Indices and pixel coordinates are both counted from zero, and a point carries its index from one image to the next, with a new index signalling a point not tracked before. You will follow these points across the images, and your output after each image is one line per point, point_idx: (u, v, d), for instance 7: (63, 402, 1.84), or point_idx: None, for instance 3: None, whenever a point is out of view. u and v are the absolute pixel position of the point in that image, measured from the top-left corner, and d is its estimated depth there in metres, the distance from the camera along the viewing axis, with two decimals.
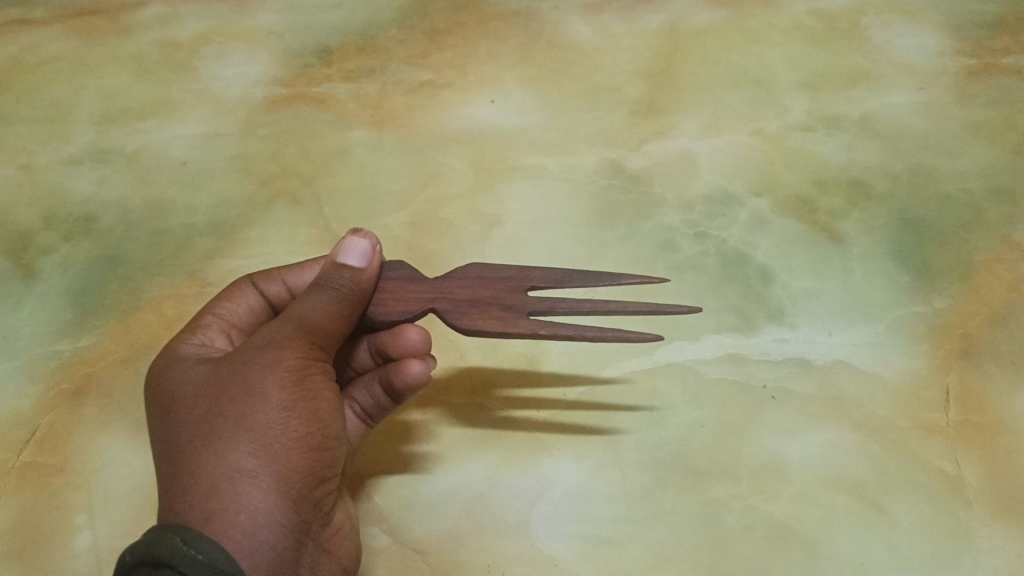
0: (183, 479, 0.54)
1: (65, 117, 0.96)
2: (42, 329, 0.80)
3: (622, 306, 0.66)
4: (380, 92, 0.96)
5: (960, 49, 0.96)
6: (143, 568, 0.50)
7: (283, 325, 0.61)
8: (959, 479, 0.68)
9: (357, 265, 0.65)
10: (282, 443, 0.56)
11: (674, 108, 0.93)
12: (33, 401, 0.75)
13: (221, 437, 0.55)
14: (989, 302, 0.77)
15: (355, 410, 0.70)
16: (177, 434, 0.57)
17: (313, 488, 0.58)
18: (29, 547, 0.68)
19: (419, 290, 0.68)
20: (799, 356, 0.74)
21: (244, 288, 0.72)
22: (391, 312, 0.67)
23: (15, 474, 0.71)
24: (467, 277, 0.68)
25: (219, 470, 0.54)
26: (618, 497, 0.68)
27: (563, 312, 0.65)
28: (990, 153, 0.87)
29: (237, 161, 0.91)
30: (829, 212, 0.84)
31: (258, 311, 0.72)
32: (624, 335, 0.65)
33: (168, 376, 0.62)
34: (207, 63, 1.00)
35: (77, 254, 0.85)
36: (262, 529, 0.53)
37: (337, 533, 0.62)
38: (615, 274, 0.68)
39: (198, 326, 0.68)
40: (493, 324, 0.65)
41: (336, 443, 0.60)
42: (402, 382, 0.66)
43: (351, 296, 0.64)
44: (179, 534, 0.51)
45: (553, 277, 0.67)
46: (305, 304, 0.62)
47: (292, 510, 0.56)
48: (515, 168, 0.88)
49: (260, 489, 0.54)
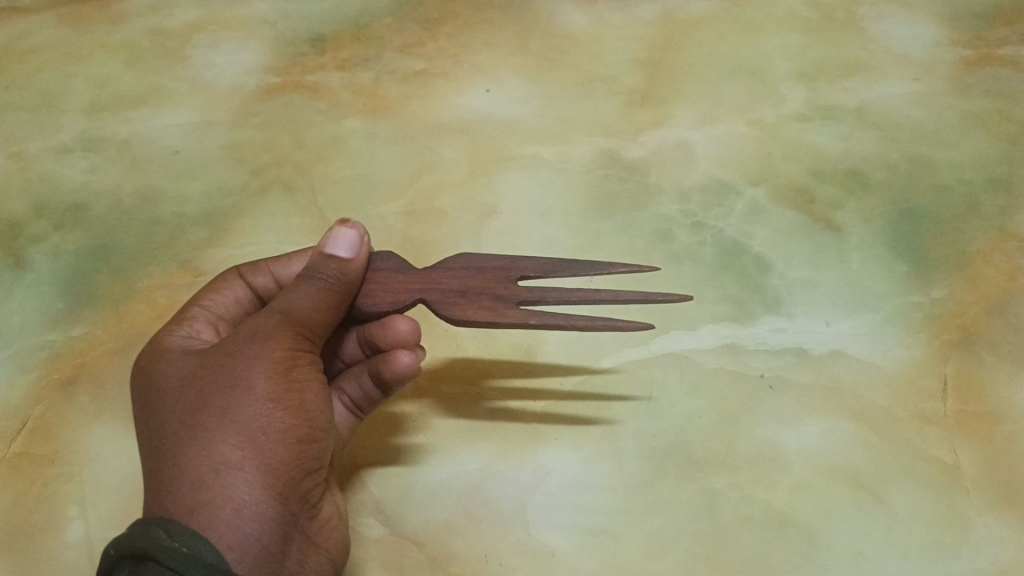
0: (169, 470, 0.54)
1: (55, 106, 0.95)
2: (33, 319, 0.79)
3: (612, 296, 0.66)
4: (375, 81, 0.95)
5: (956, 40, 0.96)
6: (127, 562, 0.50)
7: (270, 316, 0.61)
8: (957, 468, 0.68)
9: (345, 255, 0.65)
10: (268, 435, 0.55)
11: (671, 98, 0.92)
12: (23, 391, 0.74)
13: (206, 428, 0.55)
14: (986, 292, 0.76)
15: (344, 402, 0.70)
16: (163, 426, 0.56)
17: (300, 480, 0.57)
18: (20, 538, 0.67)
19: (409, 281, 0.67)
20: (797, 345, 0.74)
21: (231, 279, 0.71)
22: (380, 303, 0.66)
23: (6, 464, 0.71)
24: (456, 268, 0.67)
25: (204, 462, 0.53)
26: (616, 486, 0.68)
27: (552, 302, 0.65)
28: (987, 143, 0.87)
29: (230, 150, 0.90)
30: (827, 202, 0.83)
31: (245, 302, 0.71)
32: (616, 325, 0.64)
33: (155, 368, 0.61)
34: (199, 52, 0.99)
35: (69, 243, 0.84)
36: (249, 521, 0.52)
37: (326, 526, 0.61)
38: (605, 264, 0.68)
39: (184, 318, 0.68)
40: (482, 314, 0.64)
41: (324, 434, 0.60)
42: (391, 373, 0.66)
43: (339, 287, 0.64)
44: (162, 526, 0.50)
45: (544, 267, 0.67)
46: (293, 295, 0.62)
47: (279, 502, 0.55)
48: (511, 158, 0.88)
49: (246, 481, 0.53)
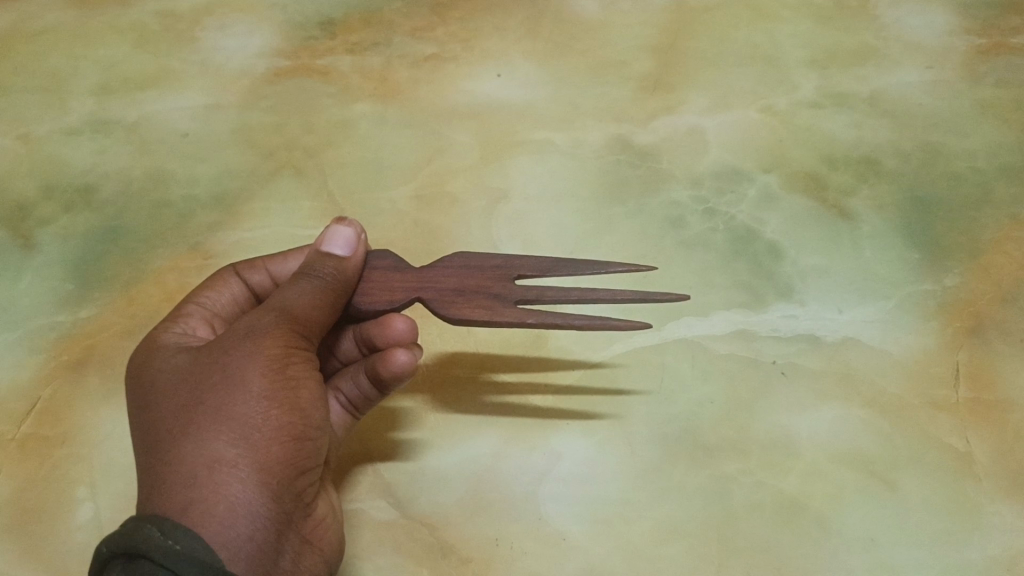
0: (162, 469, 0.53)
1: (63, 87, 0.95)
2: (42, 300, 0.79)
3: (609, 295, 0.65)
4: (384, 66, 0.94)
5: (969, 28, 0.95)
6: (120, 560, 0.49)
7: (266, 314, 0.60)
8: (969, 456, 0.67)
9: (342, 254, 0.65)
10: (263, 432, 0.55)
11: (683, 84, 0.92)
12: (33, 372, 0.74)
13: (200, 426, 0.54)
14: (999, 280, 0.76)
15: (340, 400, 0.69)
16: (156, 423, 0.56)
17: (294, 478, 0.57)
18: (29, 519, 0.67)
19: (407, 279, 0.67)
20: (808, 332, 0.74)
21: (228, 277, 0.70)
22: (377, 302, 0.66)
23: (15, 445, 0.70)
24: (454, 267, 0.67)
25: (197, 460, 0.53)
26: (627, 471, 0.68)
27: (550, 300, 0.64)
28: (1000, 132, 0.87)
29: (239, 133, 0.89)
30: (839, 189, 0.83)
31: (242, 301, 0.70)
32: (612, 324, 0.63)
33: (149, 365, 0.61)
34: (208, 35, 0.99)
35: (78, 225, 0.84)
36: (242, 520, 0.52)
37: (320, 526, 0.60)
38: (603, 263, 0.67)
39: (179, 315, 0.66)
40: (480, 313, 0.64)
41: (318, 433, 0.59)
42: (388, 372, 0.65)
43: (336, 284, 0.63)
44: (155, 524, 0.50)
45: (542, 266, 0.66)
46: (289, 292, 0.62)
47: (273, 501, 0.54)
48: (521, 143, 0.87)
49: (240, 479, 0.53)
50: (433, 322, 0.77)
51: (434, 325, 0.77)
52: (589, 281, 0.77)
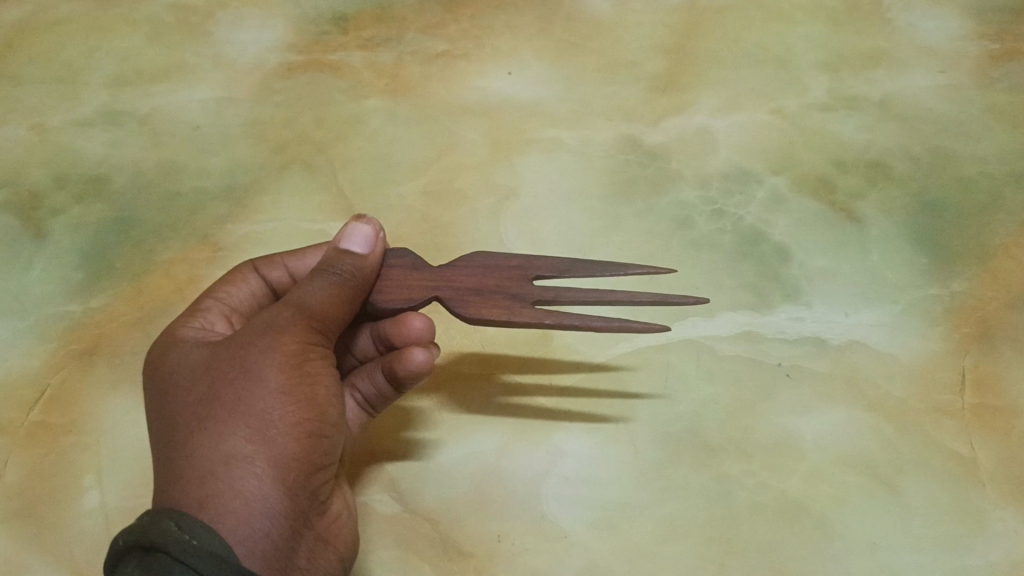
0: (179, 463, 0.54)
1: (77, 79, 0.95)
2: (52, 289, 0.79)
3: (628, 297, 0.65)
4: (395, 61, 0.95)
5: (982, 33, 0.95)
6: (137, 552, 0.50)
7: (284, 309, 0.60)
8: (973, 461, 0.67)
9: (360, 251, 0.64)
10: (279, 429, 0.55)
11: (693, 84, 0.92)
12: (41, 360, 0.75)
13: (217, 421, 0.55)
14: (1007, 287, 0.76)
15: (357, 398, 0.69)
16: (174, 417, 0.56)
17: (311, 475, 0.57)
18: (36, 506, 0.68)
19: (424, 278, 0.67)
20: (814, 334, 0.74)
21: (246, 273, 0.70)
22: (395, 300, 0.66)
23: (23, 432, 0.71)
24: (472, 266, 0.67)
25: (214, 455, 0.53)
26: (630, 471, 0.68)
27: (566, 301, 0.64)
28: (1011, 137, 0.86)
29: (251, 126, 0.90)
30: (848, 192, 0.83)
31: (259, 296, 0.70)
32: (631, 327, 0.64)
33: (167, 358, 0.61)
34: (221, 29, 0.99)
35: (89, 215, 0.84)
36: (258, 516, 0.53)
37: (335, 522, 0.61)
38: (621, 265, 0.67)
39: (198, 309, 0.67)
40: (498, 313, 0.64)
41: (334, 430, 0.59)
42: (404, 371, 0.65)
43: (353, 282, 0.63)
44: (173, 518, 0.50)
45: (560, 267, 0.67)
46: (307, 288, 0.62)
47: (288, 497, 0.55)
48: (531, 141, 0.87)
49: (256, 475, 0.53)
50: (440, 318, 0.78)
51: (441, 321, 0.78)
52: (600, 281, 0.78)
